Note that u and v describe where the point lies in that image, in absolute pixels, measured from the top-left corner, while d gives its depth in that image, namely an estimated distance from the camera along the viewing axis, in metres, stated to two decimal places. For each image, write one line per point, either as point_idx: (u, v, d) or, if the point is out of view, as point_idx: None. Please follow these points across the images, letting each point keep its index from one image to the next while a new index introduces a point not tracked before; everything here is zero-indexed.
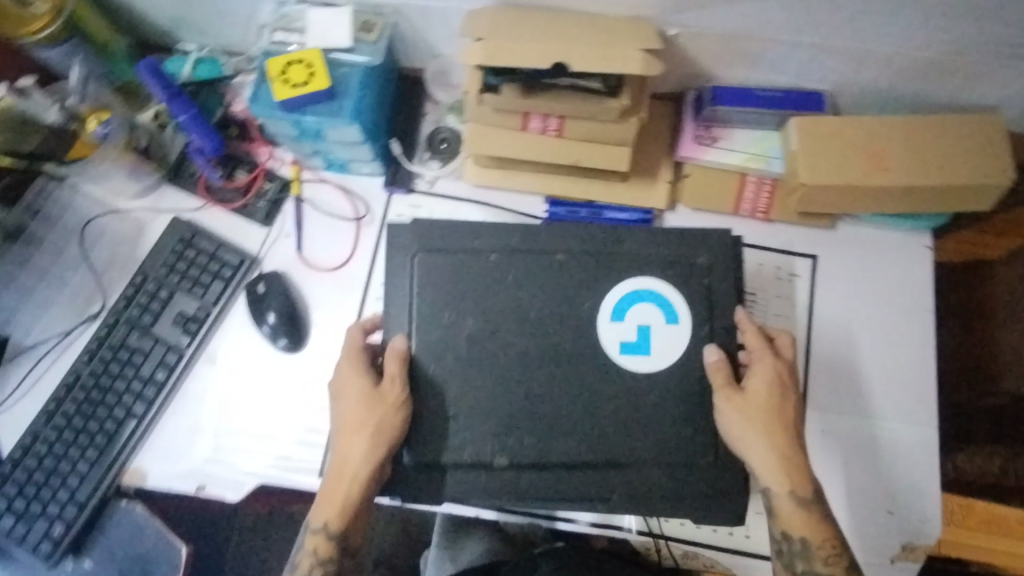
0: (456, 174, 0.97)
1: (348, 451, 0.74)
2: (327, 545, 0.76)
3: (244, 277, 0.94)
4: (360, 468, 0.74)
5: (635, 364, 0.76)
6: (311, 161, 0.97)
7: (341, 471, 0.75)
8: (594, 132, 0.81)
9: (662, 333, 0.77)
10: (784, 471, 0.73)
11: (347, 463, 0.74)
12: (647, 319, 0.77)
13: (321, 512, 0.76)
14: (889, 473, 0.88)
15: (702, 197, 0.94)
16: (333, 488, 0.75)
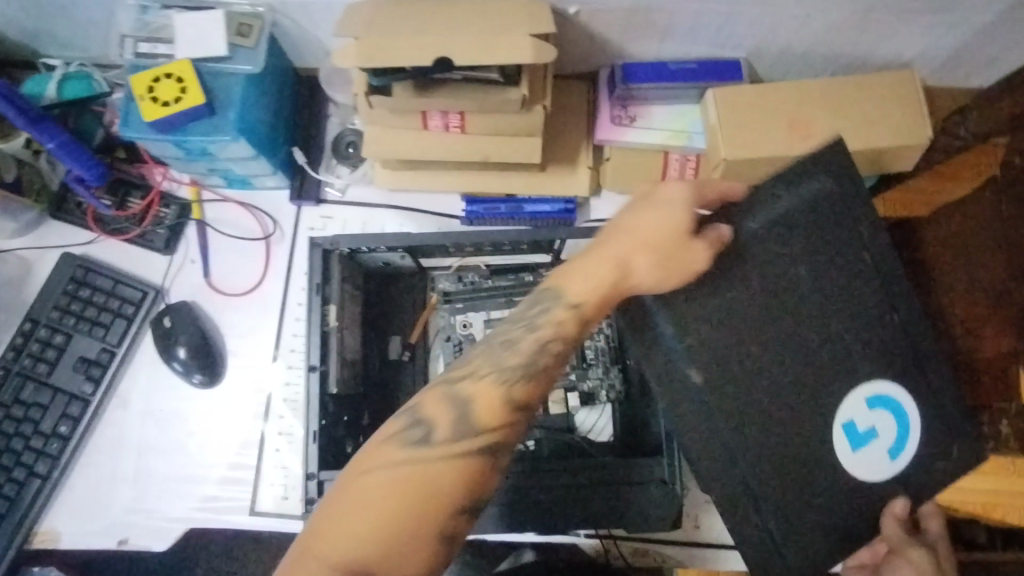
0: (367, 178, 0.91)
1: (633, 247, 0.60)
2: (574, 323, 0.60)
3: (149, 312, 0.87)
4: (642, 276, 0.59)
5: (845, 464, 0.63)
6: (209, 180, 0.90)
7: (641, 237, 0.60)
8: (500, 125, 0.76)
9: (879, 451, 0.63)
10: None
11: (625, 283, 0.59)
12: (884, 426, 0.64)
13: (581, 287, 0.60)
14: None
15: (625, 180, 0.89)
16: (602, 261, 0.60)
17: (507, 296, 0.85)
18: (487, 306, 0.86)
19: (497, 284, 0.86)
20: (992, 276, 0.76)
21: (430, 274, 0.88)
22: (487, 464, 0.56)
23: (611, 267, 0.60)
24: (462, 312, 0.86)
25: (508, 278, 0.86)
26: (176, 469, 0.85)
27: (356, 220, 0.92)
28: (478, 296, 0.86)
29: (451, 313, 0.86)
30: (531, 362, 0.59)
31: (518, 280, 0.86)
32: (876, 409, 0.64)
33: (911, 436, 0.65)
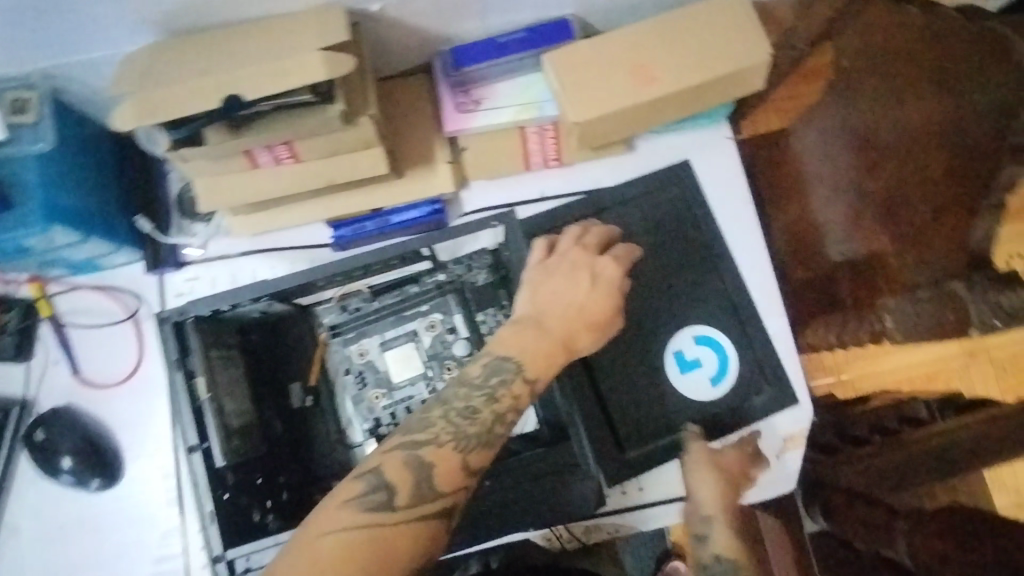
0: (225, 230, 0.86)
1: (574, 312, 0.67)
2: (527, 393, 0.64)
3: (21, 427, 0.81)
4: (579, 343, 0.67)
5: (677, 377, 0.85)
6: (51, 271, 0.83)
7: (580, 309, 0.68)
8: (333, 146, 0.72)
9: (700, 375, 0.85)
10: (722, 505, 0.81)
11: (551, 355, 0.66)
12: (705, 360, 0.86)
13: (536, 365, 0.65)
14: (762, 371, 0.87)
15: (488, 165, 0.88)
16: (537, 336, 0.66)
17: (395, 314, 0.83)
18: (380, 330, 0.83)
19: (384, 303, 0.83)
20: (850, 178, 0.86)
21: (313, 310, 0.83)
22: (441, 528, 0.58)
23: (558, 340, 0.66)
24: (354, 342, 0.82)
25: (391, 294, 0.84)
26: None
27: (224, 274, 0.86)
28: (366, 322, 0.83)
29: (344, 346, 0.82)
30: (484, 433, 0.61)
31: (404, 294, 0.83)
32: (701, 345, 0.86)
33: (729, 375, 0.86)
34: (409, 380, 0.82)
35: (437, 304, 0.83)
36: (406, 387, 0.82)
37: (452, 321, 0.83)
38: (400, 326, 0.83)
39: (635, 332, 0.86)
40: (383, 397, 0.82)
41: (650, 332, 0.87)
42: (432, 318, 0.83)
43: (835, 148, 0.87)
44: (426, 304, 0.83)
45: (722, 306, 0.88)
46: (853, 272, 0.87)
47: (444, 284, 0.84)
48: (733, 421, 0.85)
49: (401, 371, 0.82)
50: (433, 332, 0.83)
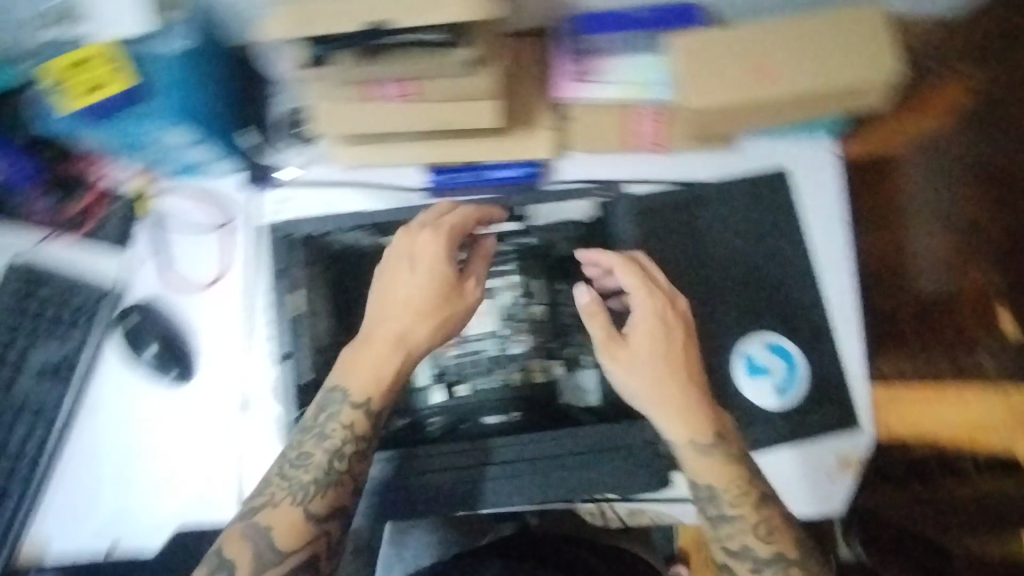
0: (324, 157, 0.87)
1: (414, 312, 0.71)
2: (364, 422, 0.68)
3: (111, 311, 0.85)
4: (409, 335, 0.70)
5: (745, 381, 0.85)
6: (157, 171, 0.86)
7: (407, 300, 0.71)
8: (453, 90, 0.73)
9: (765, 382, 0.85)
10: (680, 417, 0.70)
11: (406, 340, 0.70)
12: (774, 368, 0.85)
13: (361, 385, 0.69)
14: (829, 391, 0.86)
15: (592, 138, 0.87)
16: (365, 349, 0.70)
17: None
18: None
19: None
20: (966, 205, 0.71)
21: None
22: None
23: (391, 339, 0.70)
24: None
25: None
26: (154, 467, 0.84)
27: (316, 201, 0.87)
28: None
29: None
30: (326, 478, 0.66)
31: (491, 252, 0.83)
32: (772, 354, 0.86)
33: (798, 385, 0.85)
34: (481, 336, 0.82)
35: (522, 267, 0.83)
36: (478, 343, 0.82)
37: (533, 286, 0.83)
38: (482, 282, 0.83)
39: (707, 328, 0.86)
40: (453, 348, 0.81)
41: (726, 330, 0.86)
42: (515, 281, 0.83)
43: (931, 159, 0.76)
44: (511, 265, 0.83)
45: (795, 317, 0.87)
46: (926, 314, 0.78)
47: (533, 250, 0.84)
48: (793, 432, 0.84)
49: (476, 327, 0.82)
50: (512, 294, 0.83)
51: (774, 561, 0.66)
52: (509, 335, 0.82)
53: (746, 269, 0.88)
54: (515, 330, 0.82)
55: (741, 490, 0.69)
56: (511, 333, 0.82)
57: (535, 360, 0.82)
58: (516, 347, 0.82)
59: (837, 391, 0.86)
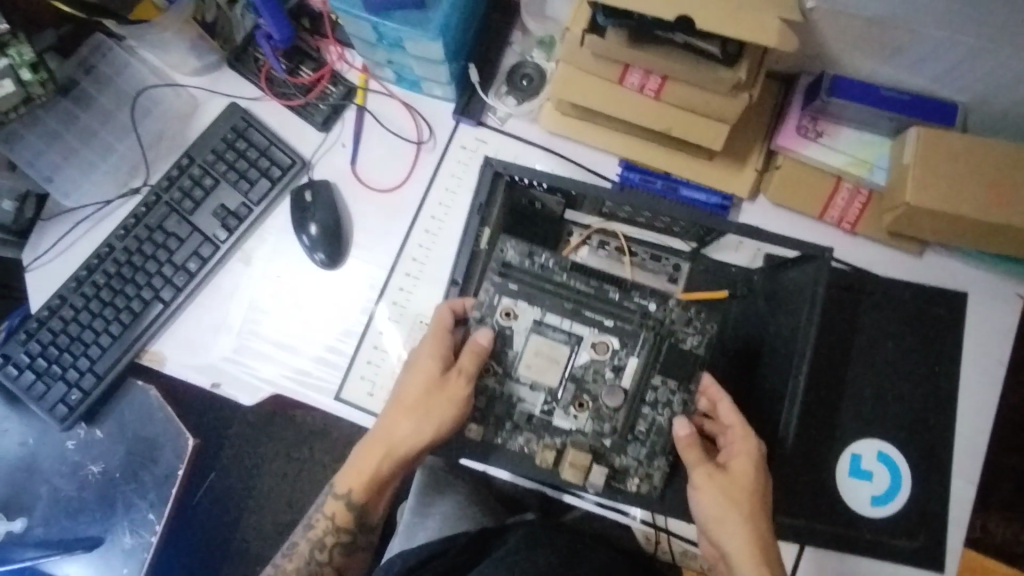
0: (531, 116, 0.90)
1: (410, 426, 0.73)
2: (345, 513, 0.77)
3: (291, 181, 0.89)
4: (404, 449, 0.74)
5: (843, 479, 0.83)
6: (381, 71, 0.90)
7: (391, 450, 0.74)
8: (697, 101, 0.74)
9: (860, 488, 0.82)
10: (758, 564, 0.70)
11: (396, 441, 0.74)
12: (876, 480, 0.83)
13: (362, 488, 0.76)
14: (927, 525, 0.83)
15: (788, 194, 0.86)
16: (377, 466, 0.75)
17: (575, 307, 0.71)
18: (544, 304, 0.72)
19: (570, 286, 0.72)
20: None
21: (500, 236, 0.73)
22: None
23: (382, 455, 0.74)
24: (512, 300, 0.72)
25: (573, 293, 0.72)
26: (277, 332, 0.88)
27: (509, 152, 0.91)
28: (537, 283, 0.72)
29: (496, 297, 0.72)
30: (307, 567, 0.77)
31: (597, 293, 0.71)
32: (880, 465, 0.83)
33: (892, 504, 0.83)
34: (531, 383, 0.72)
35: (624, 331, 0.71)
36: (523, 387, 0.73)
37: (623, 364, 0.71)
38: (568, 322, 0.71)
39: (825, 419, 0.84)
40: (490, 381, 0.73)
41: (850, 426, 0.84)
42: (607, 348, 0.71)
43: None
44: (614, 321, 0.71)
45: (921, 448, 0.84)
46: None
47: (648, 318, 0.71)
48: (876, 547, 0.82)
49: (533, 366, 0.72)
50: (590, 357, 0.71)
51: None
52: (559, 401, 0.72)
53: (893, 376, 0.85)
54: (574, 399, 0.72)
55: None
56: (565, 401, 0.72)
57: (573, 449, 0.71)
58: (559, 419, 0.72)
59: (933, 531, 0.82)
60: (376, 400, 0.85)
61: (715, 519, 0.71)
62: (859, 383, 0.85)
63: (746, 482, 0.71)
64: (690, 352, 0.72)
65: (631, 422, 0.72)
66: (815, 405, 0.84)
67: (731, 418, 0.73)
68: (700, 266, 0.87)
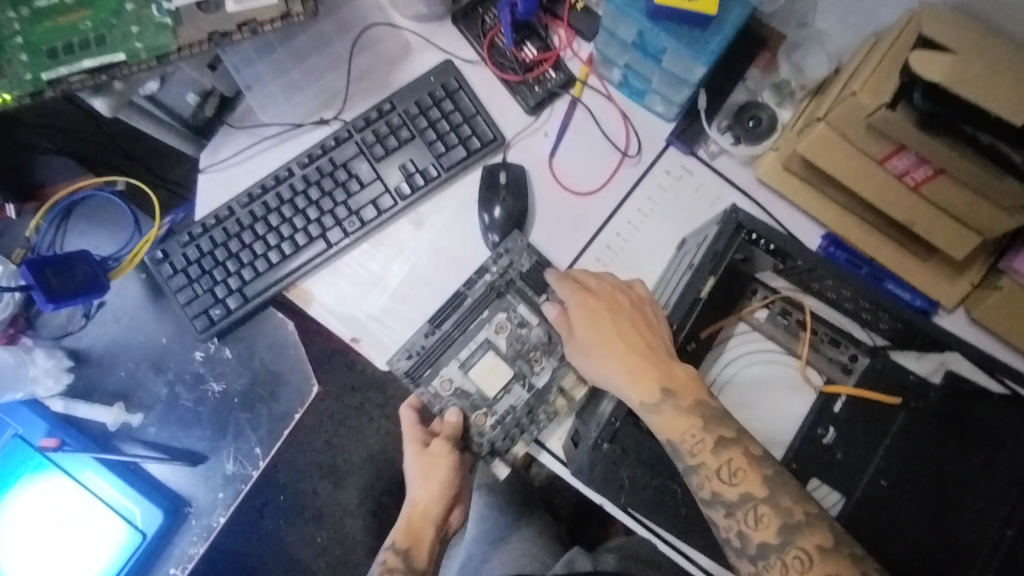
0: (747, 160, 0.85)
1: (432, 494, 0.87)
2: (395, 559, 0.85)
3: (487, 157, 0.85)
4: (433, 510, 0.88)
5: None
6: (608, 70, 0.85)
7: (423, 511, 0.88)
8: (963, 205, 0.68)
9: None
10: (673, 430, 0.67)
11: (427, 507, 0.87)
12: None
13: (406, 535, 0.87)
14: None
15: (1000, 319, 0.80)
16: (418, 524, 0.87)
17: (461, 329, 0.82)
18: (451, 353, 0.82)
19: (450, 305, 0.83)
20: None
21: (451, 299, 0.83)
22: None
23: (417, 519, 0.88)
24: (436, 375, 0.82)
25: (463, 329, 0.82)
26: (428, 307, 0.85)
27: (713, 190, 0.85)
28: (449, 337, 0.82)
29: (429, 382, 0.82)
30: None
31: (446, 337, 0.82)
32: None
33: None
34: (506, 387, 0.81)
35: (497, 288, 0.82)
36: (506, 400, 0.82)
37: (504, 324, 0.81)
38: (471, 339, 0.82)
39: None
40: (484, 416, 0.82)
41: None
42: (498, 321, 0.81)
43: None
44: (500, 309, 0.81)
45: None
46: None
47: (505, 272, 0.82)
48: None
49: (487, 380, 0.81)
50: (457, 361, 0.82)
51: (741, 503, 0.64)
52: (527, 373, 0.81)
53: None
54: (526, 360, 0.81)
55: (697, 438, 0.66)
56: (528, 369, 0.81)
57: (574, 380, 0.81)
58: (541, 377, 0.81)
59: None
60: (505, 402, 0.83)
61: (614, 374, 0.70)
62: None
63: (597, 324, 0.74)
64: (546, 285, 0.81)
65: (516, 353, 0.81)
66: None
67: (568, 299, 0.76)
68: (876, 363, 0.80)
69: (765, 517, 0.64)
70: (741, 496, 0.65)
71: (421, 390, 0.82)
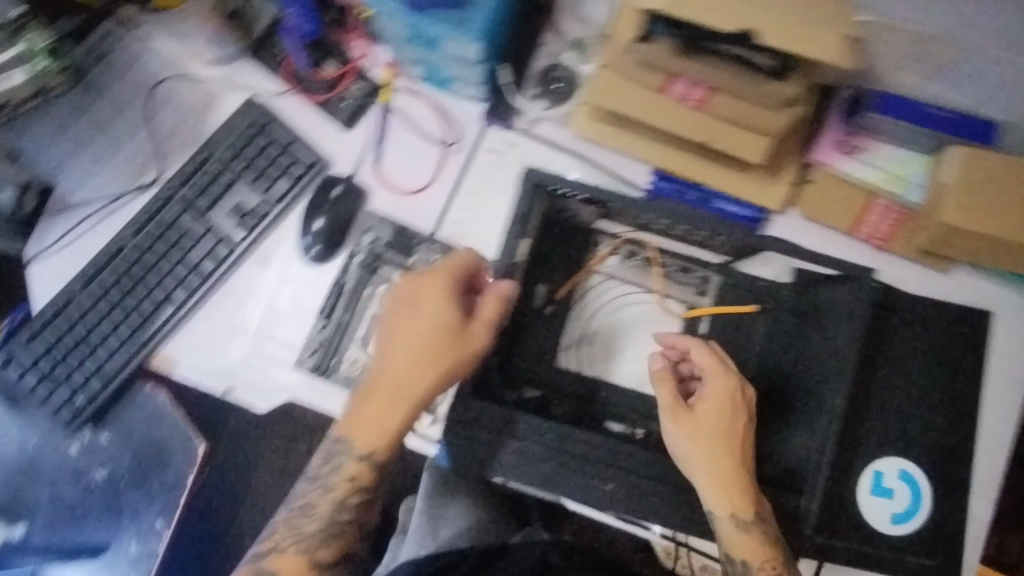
0: (563, 121, 0.87)
1: (411, 358, 0.74)
2: (368, 473, 0.76)
3: (314, 179, 0.86)
4: (412, 382, 0.75)
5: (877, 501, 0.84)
6: (407, 68, 0.86)
7: (401, 383, 0.75)
8: (742, 115, 0.72)
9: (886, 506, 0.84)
10: (726, 495, 0.73)
11: (406, 380, 0.75)
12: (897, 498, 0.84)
13: (365, 438, 0.75)
14: (948, 535, 0.84)
15: (821, 210, 0.85)
16: (381, 418, 0.75)
17: (349, 310, 0.85)
18: (351, 337, 0.85)
19: (331, 295, 0.85)
20: None
21: (332, 284, 0.86)
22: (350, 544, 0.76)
23: (394, 393, 0.75)
24: (342, 361, 0.84)
25: (352, 311, 0.85)
26: (292, 338, 0.85)
27: (538, 156, 0.87)
28: (347, 325, 0.85)
29: (337, 370, 0.84)
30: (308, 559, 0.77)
31: (340, 324, 0.85)
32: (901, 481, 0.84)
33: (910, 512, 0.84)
34: None
35: (372, 262, 0.86)
36: None
37: (387, 294, 0.85)
38: (363, 320, 0.85)
39: (849, 435, 0.84)
40: None
41: (868, 443, 0.84)
42: (380, 293, 0.86)
43: None
44: (385, 283, 0.86)
45: (937, 467, 0.85)
46: None
47: (373, 255, 0.86)
48: (889, 554, 0.84)
49: None
50: (357, 340, 0.85)
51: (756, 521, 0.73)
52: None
53: (922, 397, 0.85)
54: None
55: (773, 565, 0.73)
56: None
57: None
58: None
59: (946, 546, 0.84)
60: None
61: (718, 473, 0.73)
62: (883, 401, 0.85)
63: (722, 411, 0.75)
64: (412, 244, 0.86)
65: None
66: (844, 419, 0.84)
67: (698, 360, 0.78)
68: (728, 278, 0.85)
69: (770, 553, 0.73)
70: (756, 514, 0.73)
71: (332, 380, 0.84)
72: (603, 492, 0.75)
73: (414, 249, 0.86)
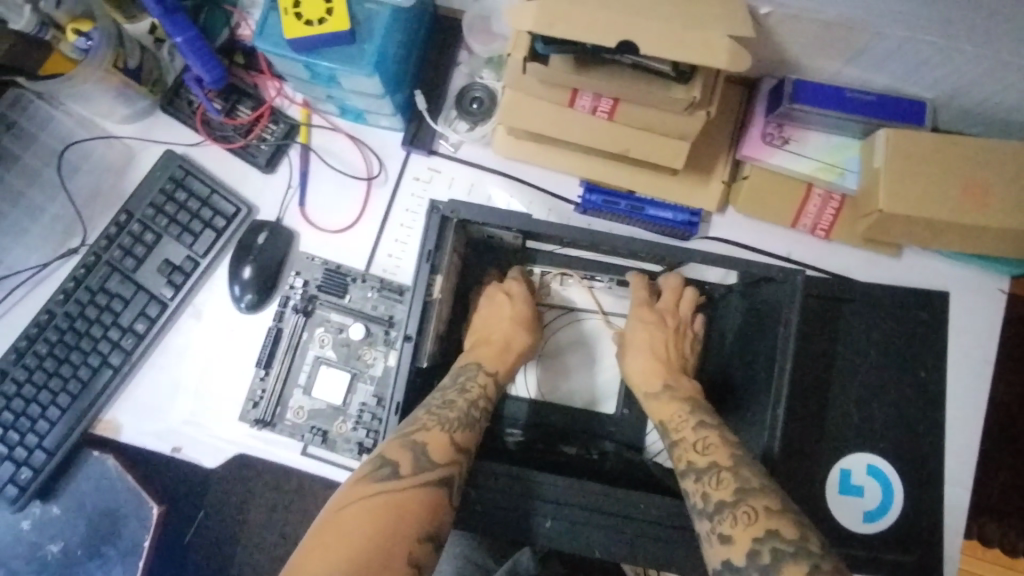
0: (485, 140, 0.86)
1: (511, 325, 0.77)
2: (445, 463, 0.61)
3: (240, 227, 0.85)
4: (509, 339, 0.77)
5: (849, 502, 0.80)
6: (322, 105, 0.85)
7: (508, 342, 0.76)
8: (652, 122, 0.70)
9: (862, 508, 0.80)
10: (652, 374, 0.74)
11: (498, 336, 0.77)
12: (870, 495, 0.80)
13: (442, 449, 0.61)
14: (932, 528, 0.80)
15: (758, 205, 0.82)
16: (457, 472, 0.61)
17: (289, 358, 0.83)
18: (293, 388, 0.83)
19: (266, 348, 0.83)
20: None
21: (267, 332, 0.84)
22: (444, 497, 0.59)
23: (500, 346, 0.76)
24: (287, 409, 0.83)
25: (291, 358, 0.83)
26: (234, 389, 0.84)
27: (464, 180, 0.86)
28: (287, 379, 0.83)
29: (283, 418, 0.83)
30: None
31: (281, 373, 0.83)
32: (870, 476, 0.80)
33: (888, 509, 0.80)
34: (349, 392, 0.82)
35: (303, 309, 0.83)
36: (356, 404, 0.82)
37: (325, 336, 0.83)
38: (304, 368, 0.83)
39: (808, 432, 0.81)
40: (344, 422, 0.82)
41: (834, 440, 0.81)
42: (319, 336, 0.83)
43: None
44: (323, 326, 0.84)
45: (911, 458, 0.81)
46: None
47: (306, 302, 0.84)
48: (873, 555, 0.80)
49: (327, 393, 0.82)
50: (300, 387, 0.83)
51: (708, 470, 0.61)
52: (363, 369, 0.83)
53: (885, 385, 0.81)
54: (356, 354, 0.83)
55: (682, 418, 0.68)
56: (361, 367, 0.83)
57: None
58: (377, 366, 0.83)
59: (932, 540, 0.80)
60: (340, 451, 0.82)
61: (657, 369, 0.75)
62: (845, 394, 0.81)
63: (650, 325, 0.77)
64: (346, 283, 0.84)
65: (347, 355, 0.83)
66: (807, 414, 0.81)
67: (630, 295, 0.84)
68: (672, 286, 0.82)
69: (727, 479, 0.59)
70: (707, 463, 0.61)
71: (278, 430, 0.82)
72: (541, 532, 0.65)
73: (347, 291, 0.84)
